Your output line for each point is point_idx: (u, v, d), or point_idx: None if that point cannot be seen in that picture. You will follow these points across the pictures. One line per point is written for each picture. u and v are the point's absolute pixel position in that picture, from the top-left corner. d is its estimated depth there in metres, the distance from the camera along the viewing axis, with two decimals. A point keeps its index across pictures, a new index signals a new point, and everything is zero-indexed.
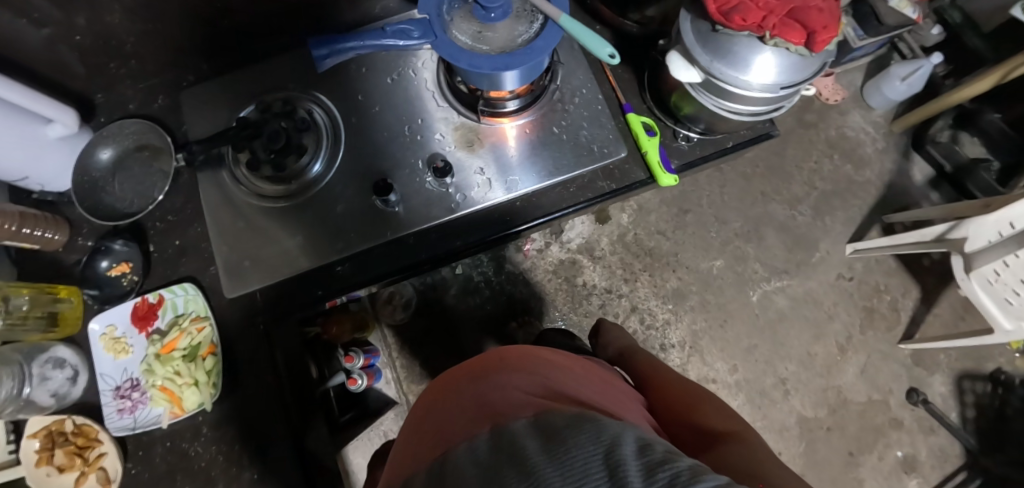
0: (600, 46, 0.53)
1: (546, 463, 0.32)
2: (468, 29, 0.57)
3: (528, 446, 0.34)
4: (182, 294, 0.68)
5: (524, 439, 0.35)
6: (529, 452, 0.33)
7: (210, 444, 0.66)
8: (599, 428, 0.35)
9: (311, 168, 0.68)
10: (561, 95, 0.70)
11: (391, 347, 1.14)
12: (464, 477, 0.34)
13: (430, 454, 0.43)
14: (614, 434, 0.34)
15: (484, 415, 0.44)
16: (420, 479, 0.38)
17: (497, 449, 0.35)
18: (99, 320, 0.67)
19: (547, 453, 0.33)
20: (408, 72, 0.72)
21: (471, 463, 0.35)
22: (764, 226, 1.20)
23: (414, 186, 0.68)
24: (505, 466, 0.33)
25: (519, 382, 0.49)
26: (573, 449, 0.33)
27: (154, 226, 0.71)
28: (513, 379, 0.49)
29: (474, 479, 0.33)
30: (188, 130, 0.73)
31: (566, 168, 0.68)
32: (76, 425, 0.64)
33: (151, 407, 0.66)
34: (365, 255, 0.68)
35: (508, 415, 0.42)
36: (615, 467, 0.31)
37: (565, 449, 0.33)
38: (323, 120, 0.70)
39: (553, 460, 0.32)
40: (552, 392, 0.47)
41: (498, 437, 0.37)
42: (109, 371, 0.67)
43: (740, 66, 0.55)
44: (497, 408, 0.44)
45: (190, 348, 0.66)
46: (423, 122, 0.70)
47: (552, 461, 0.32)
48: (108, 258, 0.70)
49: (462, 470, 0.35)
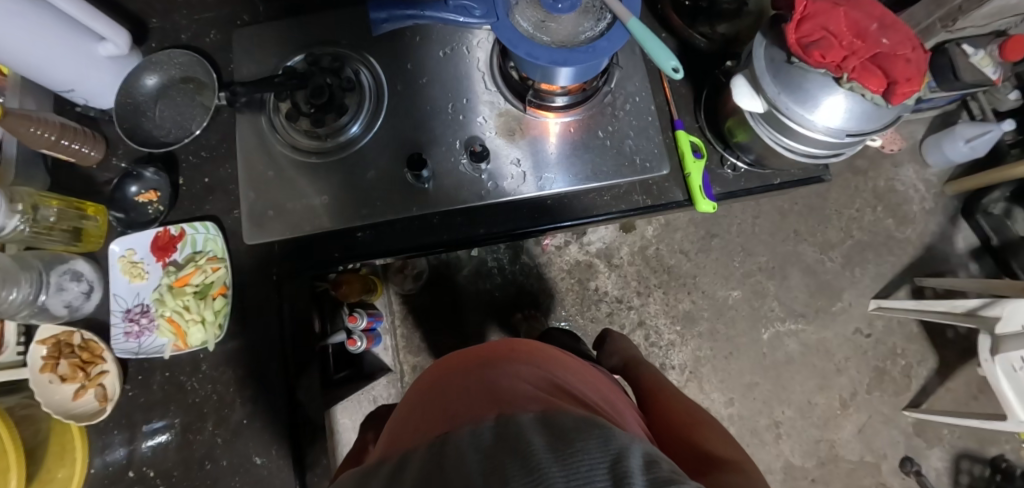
0: (666, 57, 0.51)
1: (551, 462, 0.31)
2: (532, 16, 0.55)
3: (534, 442, 0.33)
4: (203, 231, 0.68)
5: (530, 433, 0.34)
6: (534, 447, 0.32)
7: (206, 382, 0.66)
8: (608, 434, 0.34)
9: (349, 129, 0.67)
10: (613, 99, 0.68)
11: (395, 314, 1.16)
12: (464, 464, 0.33)
13: (432, 432, 0.42)
14: (622, 442, 0.33)
15: (489, 402, 0.43)
16: (420, 454, 0.37)
17: (502, 438, 0.34)
18: (120, 242, 0.68)
19: (552, 452, 0.32)
20: (461, 48, 0.70)
21: (473, 448, 0.34)
22: (790, 265, 1.17)
23: (448, 165, 0.67)
24: (508, 459, 0.32)
25: (526, 376, 0.48)
26: (580, 453, 0.32)
27: (187, 160, 0.71)
28: (520, 370, 0.49)
29: (475, 467, 0.32)
30: (235, 70, 0.72)
31: (604, 174, 0.66)
32: (83, 339, 0.66)
33: (157, 336, 0.67)
34: (388, 226, 0.68)
35: (515, 405, 0.41)
36: (621, 476, 0.30)
37: (572, 450, 0.32)
38: (369, 82, 0.69)
39: (558, 460, 0.31)
40: (557, 388, 0.47)
41: (504, 425, 0.36)
42: (122, 293, 0.68)
43: (808, 105, 0.52)
44: (503, 397, 0.43)
45: (202, 286, 0.67)
46: (467, 103, 0.69)
47: (559, 462, 0.31)
48: (138, 184, 0.70)
49: (463, 455, 0.34)
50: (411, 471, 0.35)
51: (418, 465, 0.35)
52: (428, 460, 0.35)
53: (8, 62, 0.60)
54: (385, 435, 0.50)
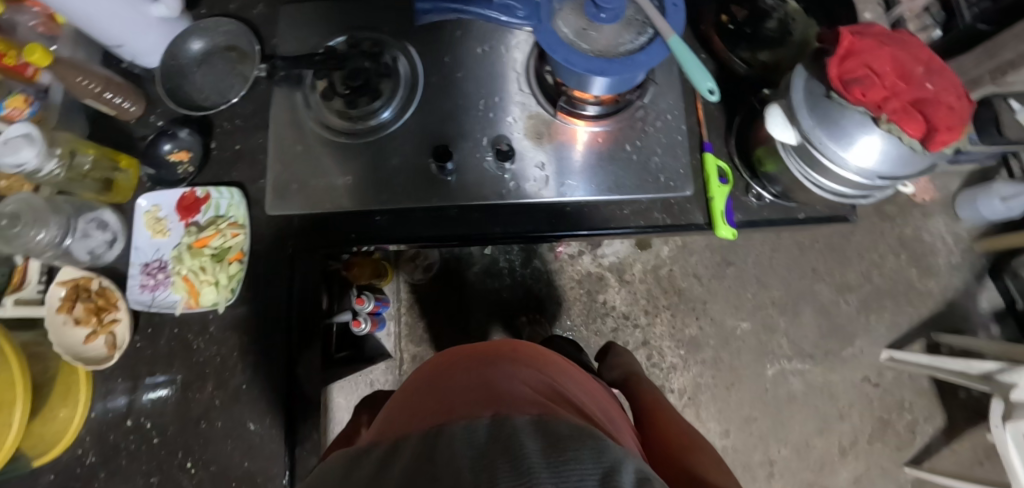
0: (703, 78, 0.52)
1: (543, 466, 0.31)
2: (574, 23, 0.54)
3: (528, 445, 0.33)
4: (228, 197, 0.70)
5: (526, 436, 0.34)
6: (527, 450, 0.32)
7: (211, 343, 0.68)
8: (602, 447, 0.34)
9: (380, 114, 0.68)
10: (645, 114, 0.68)
11: (402, 302, 1.17)
12: (456, 458, 0.33)
13: (426, 422, 0.41)
14: (616, 457, 0.33)
15: (487, 400, 0.43)
16: (413, 443, 0.36)
17: (496, 437, 0.34)
18: (148, 197, 0.70)
19: (545, 457, 0.32)
20: (500, 47, 0.71)
21: (466, 444, 0.34)
22: (804, 303, 1.15)
23: (472, 160, 0.68)
24: (501, 460, 0.32)
25: (526, 378, 0.48)
26: (573, 464, 0.31)
27: (221, 126, 0.73)
28: (521, 372, 0.49)
29: (466, 463, 0.32)
30: (278, 45, 0.74)
31: (626, 189, 0.66)
32: (101, 286, 0.67)
33: (171, 292, 0.68)
34: (406, 213, 0.68)
35: (512, 406, 0.41)
36: None
37: (565, 459, 0.32)
38: (405, 70, 0.70)
39: (551, 467, 0.31)
40: (556, 393, 0.47)
41: (499, 424, 0.36)
42: (143, 246, 0.69)
43: (842, 142, 0.51)
44: (501, 396, 0.43)
45: (219, 250, 0.68)
46: (499, 101, 0.69)
47: (550, 467, 0.31)
48: (172, 142, 0.72)
49: (454, 449, 0.34)
50: (402, 459, 0.35)
51: (410, 454, 0.35)
52: (420, 450, 0.35)
53: (66, 13, 0.62)
54: (379, 421, 0.50)
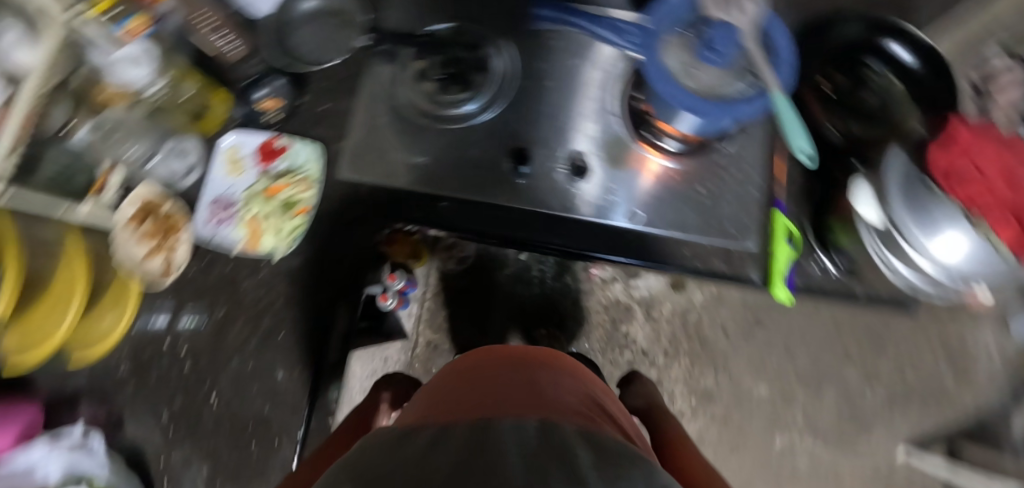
0: (798, 137, 0.52)
1: (596, 477, 0.31)
2: (679, 57, 0.55)
3: (580, 455, 0.34)
4: (306, 152, 0.72)
5: (577, 445, 0.35)
6: (579, 459, 0.33)
7: (259, 287, 0.70)
8: (650, 470, 0.34)
9: (465, 105, 0.70)
10: (724, 160, 0.68)
11: (429, 287, 1.16)
12: (507, 452, 0.34)
13: (470, 412, 0.43)
14: (664, 481, 0.34)
15: (532, 401, 0.44)
16: (461, 430, 0.37)
17: (547, 441, 0.35)
18: (234, 134, 0.74)
19: (597, 469, 0.32)
20: (594, 64, 0.71)
21: (517, 442, 0.35)
22: (828, 384, 1.12)
23: (546, 168, 0.69)
24: (552, 463, 0.32)
25: (569, 386, 0.49)
26: (624, 481, 0.32)
27: (316, 82, 0.75)
28: (563, 380, 0.50)
29: (518, 458, 0.33)
30: (380, 19, 0.76)
31: (689, 229, 0.67)
32: (171, 210, 0.70)
33: (233, 230, 0.70)
34: (471, 206, 0.70)
35: (556, 412, 0.42)
36: None
37: (616, 474, 0.32)
38: (500, 68, 0.72)
39: (604, 479, 0.31)
40: (597, 406, 0.47)
41: (548, 429, 0.37)
42: (219, 181, 0.73)
43: (926, 229, 0.50)
44: (546, 401, 0.44)
45: (288, 200, 0.71)
46: (583, 117, 0.70)
47: (602, 479, 0.31)
48: (262, 90, 0.73)
49: (505, 444, 0.35)
50: (452, 443, 0.36)
51: (461, 439, 0.36)
52: (470, 437, 0.36)
53: None
54: (414, 402, 0.51)
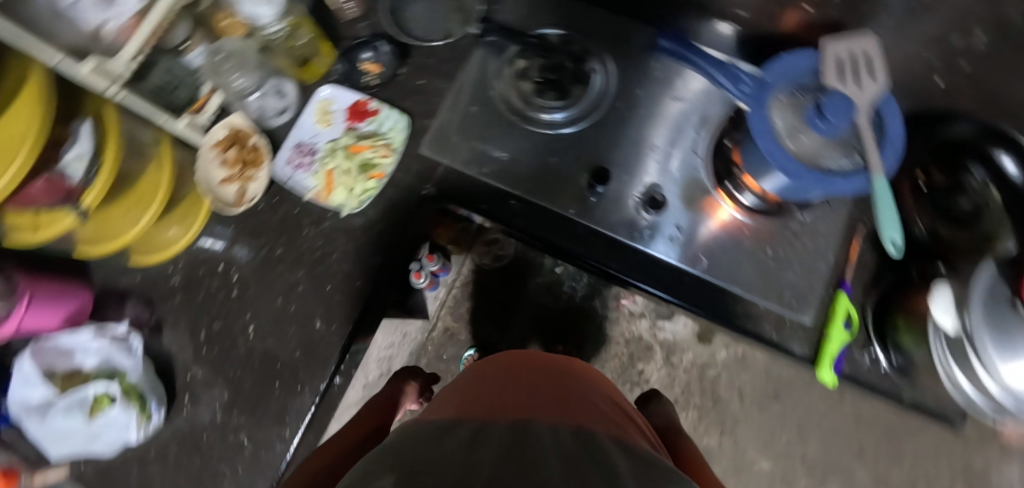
0: (891, 227, 0.51)
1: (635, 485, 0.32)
2: (788, 119, 0.54)
3: (619, 465, 0.34)
4: (394, 120, 0.74)
5: (614, 456, 0.35)
6: (619, 468, 0.33)
7: (318, 237, 0.72)
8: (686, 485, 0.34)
9: (554, 113, 0.72)
10: (798, 229, 0.67)
11: (460, 275, 1.18)
12: (547, 454, 0.34)
13: (507, 410, 0.44)
14: None
15: (567, 409, 0.45)
16: (499, 429, 0.38)
17: (584, 449, 0.36)
18: (330, 89, 0.76)
19: (636, 478, 0.33)
20: (690, 100, 0.71)
21: (555, 447, 0.36)
22: (832, 476, 1.09)
23: (620, 192, 0.69)
24: (591, 468, 0.33)
25: (601, 401, 0.49)
26: None
27: (416, 56, 0.76)
28: (596, 394, 0.50)
29: (557, 460, 0.34)
30: (496, 10, 0.76)
31: (748, 288, 0.67)
32: (256, 144, 0.73)
33: (309, 177, 0.73)
34: (540, 211, 0.71)
35: (591, 422, 0.43)
36: None
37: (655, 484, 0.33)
38: (598, 84, 0.73)
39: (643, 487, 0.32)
40: (628, 421, 0.48)
41: (586, 439, 0.37)
42: (306, 128, 0.75)
43: (1005, 352, 0.49)
44: (580, 410, 0.45)
45: (366, 162, 0.73)
46: (668, 151, 0.70)
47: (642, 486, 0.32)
48: (368, 53, 0.77)
49: (544, 447, 0.35)
50: (492, 440, 0.37)
51: (500, 436, 0.37)
52: (509, 437, 0.37)
53: None
54: (446, 392, 0.53)
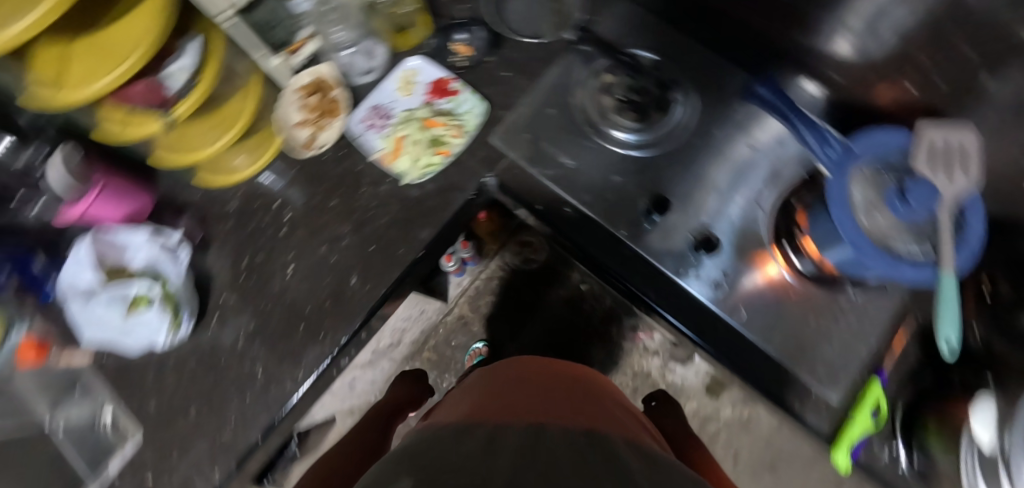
0: (949, 326, 0.50)
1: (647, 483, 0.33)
2: (867, 194, 0.53)
3: (631, 465, 0.35)
4: (471, 104, 0.75)
5: (627, 458, 0.36)
6: (632, 468, 0.34)
7: (373, 198, 0.74)
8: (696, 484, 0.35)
9: (626, 134, 0.73)
10: (844, 305, 0.66)
11: (486, 269, 1.20)
12: (560, 452, 0.35)
13: (524, 411, 0.44)
14: None
15: (581, 413, 0.46)
16: (516, 429, 0.39)
17: (596, 448, 0.37)
18: (417, 61, 0.78)
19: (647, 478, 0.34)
20: (766, 154, 0.71)
21: (568, 445, 0.37)
22: None
23: (675, 225, 0.70)
24: (604, 467, 0.34)
25: (614, 409, 0.50)
26: None
27: (507, 48, 0.77)
28: (609, 403, 0.51)
29: (570, 458, 0.35)
30: (595, 22, 0.78)
31: (782, 350, 0.66)
32: (336, 97, 0.75)
33: (379, 140, 0.75)
34: (590, 225, 0.71)
35: (604, 425, 0.44)
36: None
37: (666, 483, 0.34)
38: (677, 116, 0.73)
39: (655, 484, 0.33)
40: (640, 428, 0.49)
41: (598, 440, 0.38)
42: (388, 93, 0.78)
43: None
44: (593, 415, 0.46)
45: (436, 137, 0.74)
46: (731, 196, 0.70)
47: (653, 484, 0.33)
48: (461, 34, 0.78)
49: (558, 446, 0.36)
50: (509, 439, 0.37)
51: (517, 435, 0.38)
52: (525, 436, 0.38)
53: None
54: (463, 393, 0.54)
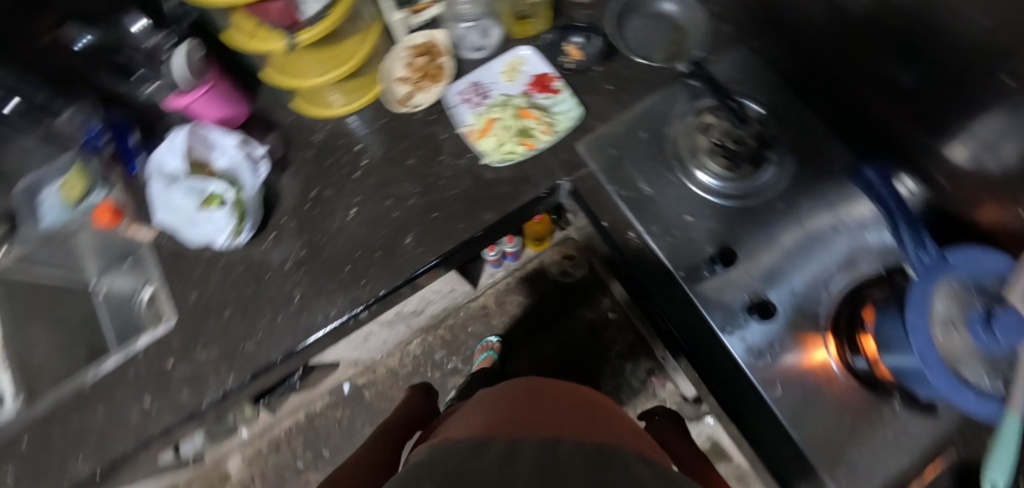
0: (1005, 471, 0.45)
1: None
2: (948, 309, 0.51)
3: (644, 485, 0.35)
4: (568, 106, 0.76)
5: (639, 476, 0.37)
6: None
7: (449, 168, 0.75)
8: None
9: (711, 179, 0.72)
10: (885, 414, 0.63)
11: (521, 269, 1.23)
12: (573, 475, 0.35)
13: (536, 428, 0.44)
14: None
15: (591, 428, 0.46)
16: (530, 450, 0.39)
17: (606, 468, 0.37)
18: (529, 51, 0.80)
19: None
20: (848, 240, 0.69)
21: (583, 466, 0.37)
22: None
23: (733, 281, 0.69)
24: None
25: (623, 426, 0.51)
26: None
27: (617, 62, 0.78)
28: (618, 421, 0.51)
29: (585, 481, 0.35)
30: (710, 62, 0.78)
31: (809, 438, 0.63)
32: (441, 63, 0.79)
33: (470, 115, 0.77)
34: (647, 257, 0.71)
35: (616, 440, 0.44)
36: None
37: None
38: (766, 177, 0.71)
39: None
40: (648, 446, 0.49)
41: (609, 457, 0.39)
42: (491, 74, 0.79)
43: None
44: (603, 431, 0.46)
45: (526, 128, 0.75)
46: (799, 270, 0.69)
47: None
48: (575, 38, 0.78)
49: (570, 467, 0.36)
50: (524, 461, 0.37)
51: (531, 455, 0.38)
52: (539, 457, 0.38)
53: None
54: (471, 407, 0.53)
